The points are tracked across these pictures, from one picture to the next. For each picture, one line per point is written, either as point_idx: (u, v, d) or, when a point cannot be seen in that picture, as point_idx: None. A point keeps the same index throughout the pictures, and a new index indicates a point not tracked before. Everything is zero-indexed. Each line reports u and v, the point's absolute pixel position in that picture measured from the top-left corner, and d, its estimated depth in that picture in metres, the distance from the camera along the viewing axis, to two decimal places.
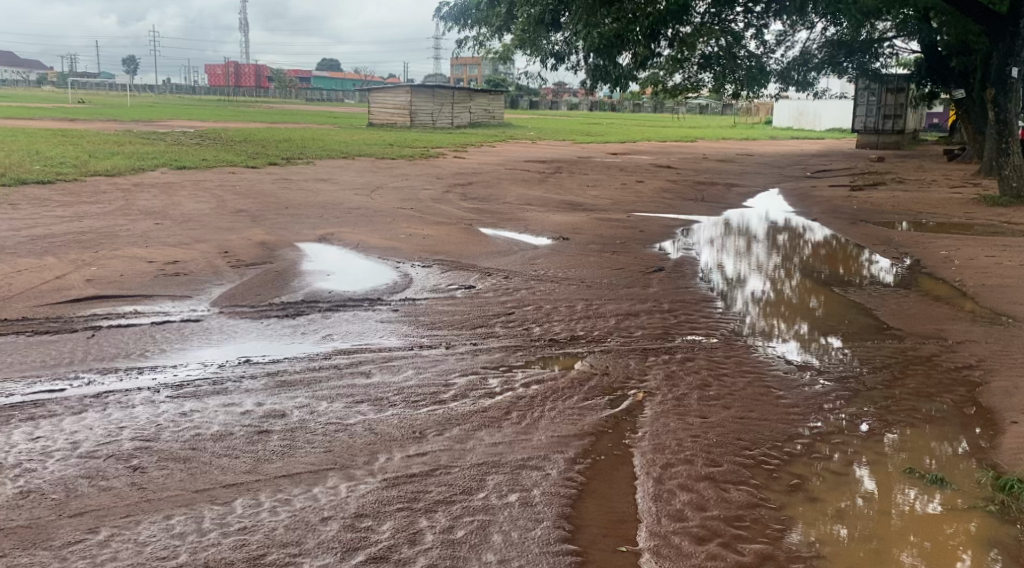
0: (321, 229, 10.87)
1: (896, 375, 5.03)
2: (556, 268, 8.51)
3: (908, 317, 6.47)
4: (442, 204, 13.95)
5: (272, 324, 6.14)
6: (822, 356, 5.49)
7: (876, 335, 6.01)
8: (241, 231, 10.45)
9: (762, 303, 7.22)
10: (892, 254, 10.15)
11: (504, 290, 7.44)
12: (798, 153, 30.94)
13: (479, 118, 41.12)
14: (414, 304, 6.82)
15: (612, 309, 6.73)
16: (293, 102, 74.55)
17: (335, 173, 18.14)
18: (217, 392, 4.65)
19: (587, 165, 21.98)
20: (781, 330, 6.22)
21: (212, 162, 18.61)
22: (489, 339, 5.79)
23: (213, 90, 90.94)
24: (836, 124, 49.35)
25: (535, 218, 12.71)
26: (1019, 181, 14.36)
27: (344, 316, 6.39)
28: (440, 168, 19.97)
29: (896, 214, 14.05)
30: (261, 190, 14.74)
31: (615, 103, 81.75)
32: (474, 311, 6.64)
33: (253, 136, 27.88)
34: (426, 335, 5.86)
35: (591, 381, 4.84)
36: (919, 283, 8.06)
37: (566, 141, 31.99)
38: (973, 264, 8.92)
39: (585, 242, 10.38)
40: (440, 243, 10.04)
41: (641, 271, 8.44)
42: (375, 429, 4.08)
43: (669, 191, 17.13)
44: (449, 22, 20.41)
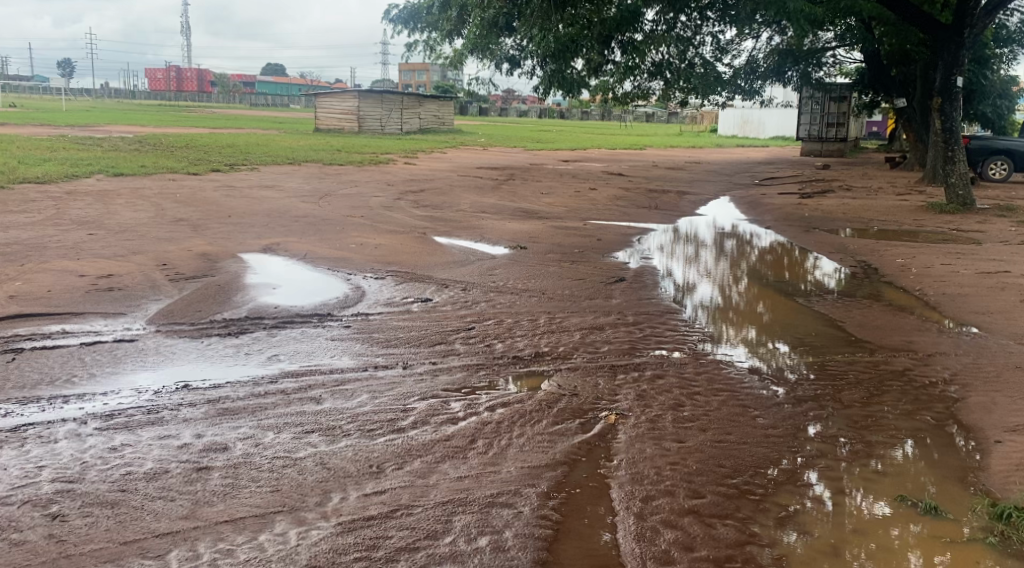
0: (266, 239, 10.40)
1: (870, 390, 4.90)
2: (515, 279, 8.23)
3: (875, 329, 6.38)
4: (393, 212, 13.57)
5: (213, 344, 5.71)
6: (793, 370, 5.33)
7: (843, 347, 5.89)
8: (181, 241, 9.93)
9: (724, 312, 7.09)
10: (848, 262, 10.13)
11: (462, 303, 7.13)
12: (746, 160, 31.34)
13: (429, 124, 40.73)
14: (368, 320, 6.45)
15: (575, 322, 6.47)
16: (236, 107, 73.09)
17: (281, 179, 17.57)
18: (152, 423, 4.22)
19: (539, 172, 21.78)
20: (747, 341, 6.07)
21: (151, 168, 17.88)
22: (449, 357, 5.46)
23: (154, 94, 88.54)
24: (780, 132, 50.24)
25: (489, 226, 12.41)
26: (965, 189, 14.56)
27: (293, 334, 6.00)
28: (390, 175, 19.54)
29: (848, 221, 14.14)
30: (203, 198, 14.14)
31: (564, 110, 82.03)
32: (432, 326, 6.31)
33: (194, 142, 27.03)
34: (381, 354, 5.50)
35: (558, 402, 4.56)
36: (879, 293, 8.03)
37: (517, 148, 31.82)
38: (931, 272, 8.92)
39: (542, 251, 10.13)
40: (392, 253, 9.66)
41: (602, 281, 8.21)
42: (328, 464, 3.73)
43: (623, 198, 17.03)
44: (398, 25, 19.99)
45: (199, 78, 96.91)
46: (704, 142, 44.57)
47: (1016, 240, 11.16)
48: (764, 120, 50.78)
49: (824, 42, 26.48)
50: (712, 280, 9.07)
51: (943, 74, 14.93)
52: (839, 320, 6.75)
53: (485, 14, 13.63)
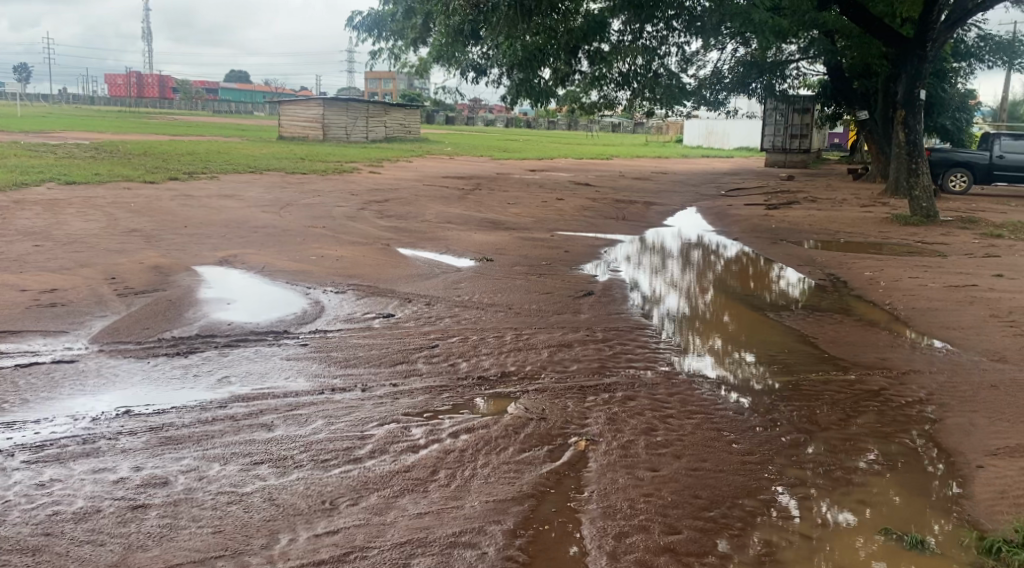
0: (223, 250, 10.03)
1: (846, 410, 4.75)
2: (480, 293, 8.00)
3: (849, 346, 6.26)
4: (357, 222, 13.25)
5: (160, 365, 5.39)
6: (768, 390, 5.16)
7: (818, 364, 5.75)
8: (133, 253, 9.53)
9: (696, 327, 6.93)
10: (817, 274, 10.06)
11: (426, 318, 6.87)
12: (711, 171, 31.48)
13: (395, 133, 40.39)
14: (326, 338, 6.16)
15: (543, 339, 6.25)
16: (198, 114, 71.99)
17: (242, 188, 17.17)
18: (87, 454, 3.91)
19: (505, 182, 21.57)
20: (719, 359, 5.90)
21: (106, 177, 17.34)
22: (411, 378, 5.20)
23: (114, 100, 86.87)
24: (744, 143, 50.73)
25: (455, 237, 12.17)
26: (929, 201, 14.68)
27: (245, 353, 5.70)
28: (354, 184, 19.20)
29: (814, 232, 14.15)
30: (160, 207, 13.69)
31: (531, 119, 82.14)
32: (393, 343, 6.04)
33: (153, 149, 26.40)
34: (339, 375, 5.23)
35: (525, 428, 4.33)
36: (849, 308, 7.95)
37: (484, 158, 31.60)
38: (899, 286, 8.87)
39: (509, 263, 9.91)
40: (354, 265, 9.36)
41: (570, 295, 8.01)
42: (276, 499, 3.45)
43: (590, 209, 16.91)
44: (363, 32, 19.67)
45: (160, 84, 95.26)
46: (670, 152, 44.77)
47: (980, 253, 11.22)
48: (728, 130, 51.27)
49: (788, 54, 26.72)
50: (680, 292, 8.91)
51: (907, 86, 15.03)
52: (812, 337, 6.62)
53: (450, 20, 13.38)
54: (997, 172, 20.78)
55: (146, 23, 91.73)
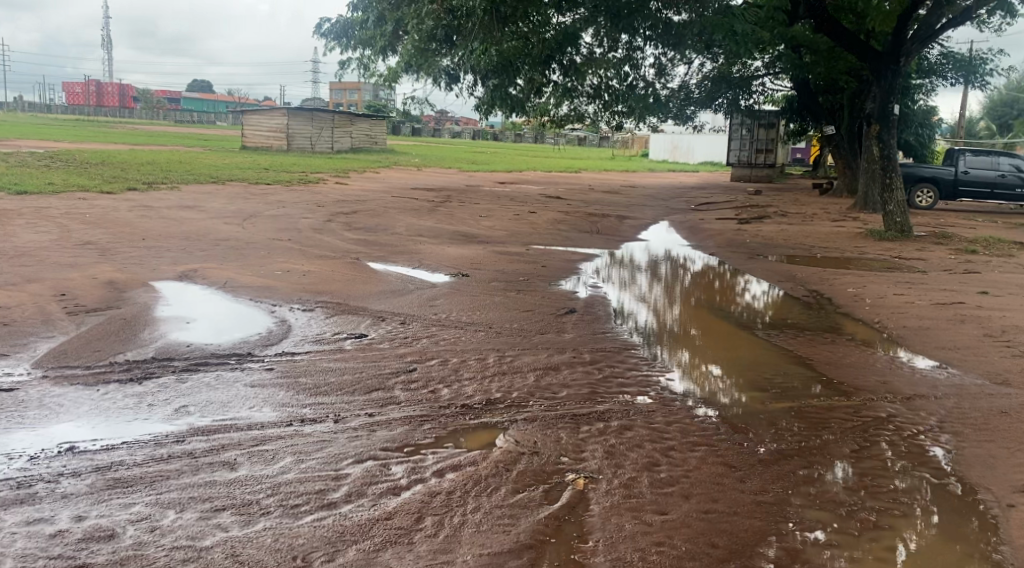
0: (183, 264, 9.51)
1: (856, 442, 4.47)
2: (457, 311, 7.61)
3: (848, 369, 5.99)
4: (325, 235, 12.76)
5: (111, 394, 4.90)
6: (772, 418, 4.84)
7: (818, 389, 5.46)
8: (85, 268, 8.97)
9: (682, 348, 6.62)
10: (800, 289, 9.84)
11: (401, 339, 6.46)
12: (681, 185, 31.49)
13: (361, 143, 39.87)
14: (295, 362, 5.72)
15: (527, 362, 5.86)
16: (160, 123, 70.63)
17: (203, 199, 16.54)
18: (21, 501, 3.43)
19: (476, 194, 21.22)
20: (714, 383, 5.57)
21: (59, 186, 16.60)
22: (388, 407, 4.78)
23: (72, 108, 85.12)
24: (709, 158, 51.11)
25: (428, 251, 11.76)
26: (903, 216, 14.62)
27: (205, 380, 5.23)
28: (320, 195, 18.69)
29: (790, 247, 14.02)
30: (116, 219, 13.05)
31: (497, 132, 82.04)
32: (367, 367, 5.61)
33: (110, 158, 25.58)
34: (309, 404, 4.80)
35: (517, 464, 3.94)
36: (837, 326, 7.72)
37: (452, 169, 31.23)
38: (885, 303, 8.69)
39: (485, 279, 9.53)
40: (322, 281, 8.90)
41: (551, 313, 7.66)
42: (241, 555, 3.03)
43: (563, 222, 16.62)
44: (330, 40, 19.22)
45: (120, 92, 93.59)
46: (637, 166, 44.83)
47: (959, 269, 11.12)
48: (693, 145, 51.63)
49: (755, 69, 26.84)
50: (661, 310, 8.59)
51: (882, 101, 15.02)
52: (806, 357, 6.35)
53: (422, 26, 12.94)
54: (963, 187, 21.03)
55: (107, 29, 89.79)
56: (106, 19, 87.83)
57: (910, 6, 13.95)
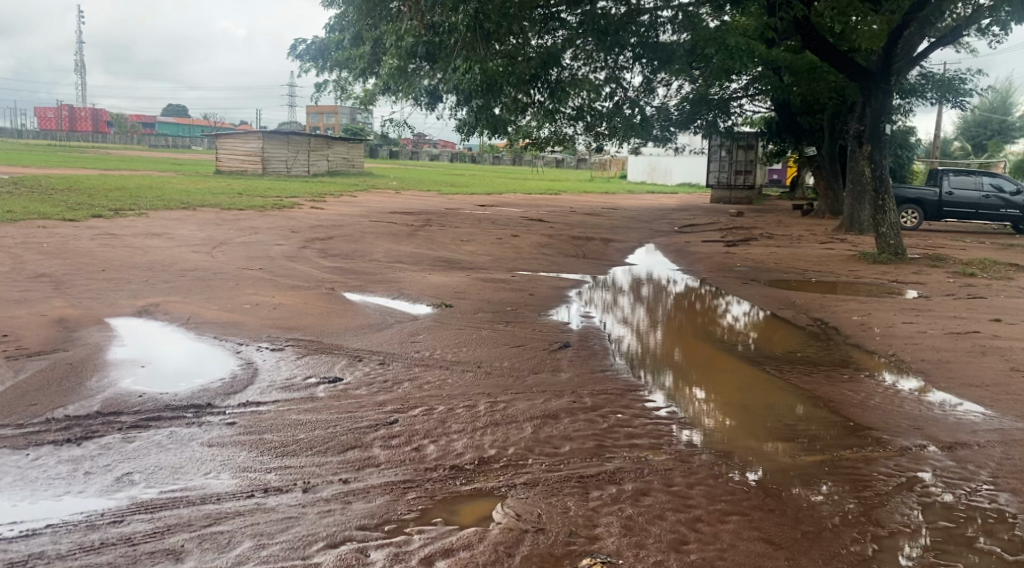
0: (143, 298, 8.83)
1: (894, 499, 4.01)
2: (441, 347, 6.99)
3: (871, 413, 5.51)
4: (298, 263, 12.10)
5: (42, 458, 4.22)
6: (790, 465, 4.43)
7: (849, 440, 4.93)
8: (35, 303, 8.25)
9: (671, 379, 6.33)
10: (803, 316, 9.32)
11: (380, 383, 5.82)
12: (662, 206, 31.16)
13: (338, 166, 39.28)
14: (260, 415, 5.05)
15: (522, 410, 5.25)
16: (132, 148, 69.61)
17: (171, 226, 15.82)
18: None
19: (456, 217, 20.69)
20: (731, 432, 5.03)
21: (19, 213, 15.80)
22: (366, 471, 4.16)
23: (43, 133, 83.92)
24: (687, 178, 51.05)
25: (408, 278, 11.15)
26: (897, 238, 14.25)
27: (156, 439, 4.56)
28: (296, 220, 18.03)
29: (783, 270, 13.57)
30: (75, 248, 12.30)
31: (474, 154, 81.86)
32: (342, 420, 4.96)
33: (77, 184, 24.75)
34: (273, 470, 4.15)
35: (520, 547, 3.35)
36: (851, 359, 7.18)
37: (431, 192, 30.67)
38: (897, 332, 8.19)
39: (470, 310, 8.93)
40: (295, 315, 8.24)
41: (544, 349, 7.07)
42: None
43: (547, 246, 16.09)
44: (306, 62, 18.67)
45: (93, 116, 92.47)
46: (618, 187, 44.57)
47: (962, 293, 10.67)
48: (672, 166, 51.63)
49: (734, 91, 26.67)
50: (659, 341, 8.03)
51: (872, 120, 14.61)
52: (812, 392, 6.02)
53: (401, 43, 12.39)
54: (947, 208, 20.74)
55: (80, 54, 88.72)
56: (80, 45, 86.77)
57: (901, 24, 13.57)
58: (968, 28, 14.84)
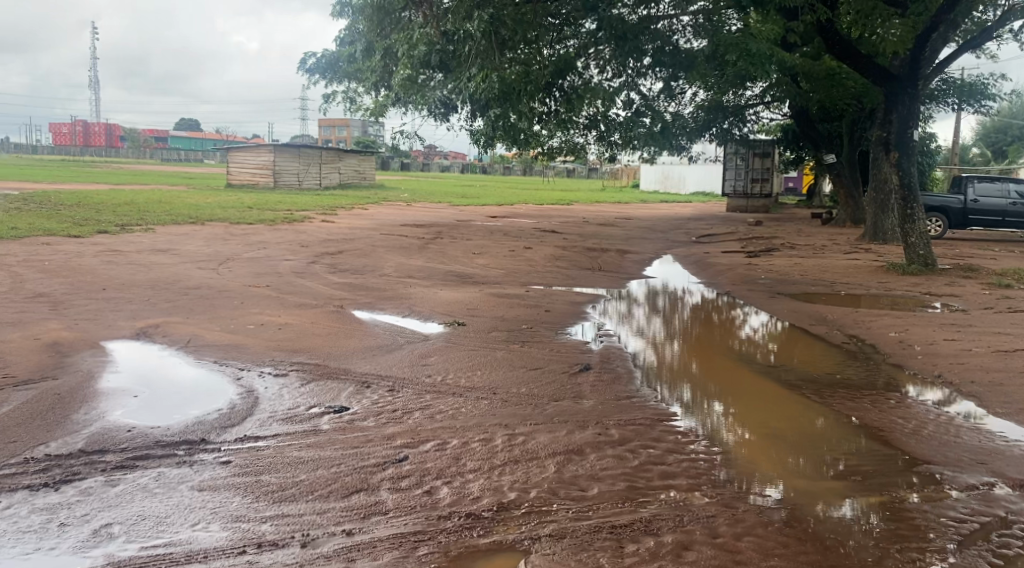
0: (143, 319, 8.46)
1: (948, 538, 3.70)
2: (454, 371, 6.56)
3: (921, 441, 5.10)
4: (306, 279, 11.72)
5: (11, 507, 3.80)
6: (846, 510, 3.99)
7: (907, 476, 4.49)
8: (30, 325, 7.90)
9: (690, 396, 6.13)
10: (834, 332, 8.85)
11: (390, 412, 5.39)
12: (677, 216, 30.67)
13: (349, 178, 39.03)
14: (258, 452, 4.62)
15: (544, 444, 4.80)
16: (144, 163, 69.71)
17: (178, 241, 15.50)
18: None
19: (468, 230, 20.30)
20: (778, 466, 4.60)
21: (23, 230, 15.53)
22: (372, 520, 3.73)
23: (57, 148, 84.27)
24: (701, 187, 50.53)
25: (419, 294, 10.74)
26: (927, 248, 13.77)
27: (141, 483, 4.13)
28: (305, 234, 17.67)
29: (808, 282, 13.10)
30: (77, 265, 11.97)
31: (485, 166, 81.58)
32: (347, 457, 4.54)
33: (86, 199, 24.50)
34: (269, 520, 3.72)
35: None
36: (888, 382, 6.70)
37: (442, 204, 30.32)
38: (940, 350, 7.70)
39: (484, 328, 8.51)
40: (301, 336, 7.83)
41: (563, 372, 6.63)
42: None
43: (561, 258, 15.66)
44: (316, 75, 18.35)
45: (106, 131, 93.02)
46: (631, 197, 44.06)
47: (1001, 306, 10.19)
48: (686, 175, 51.14)
49: (749, 99, 26.24)
50: (682, 359, 7.59)
51: (899, 127, 14.07)
52: (837, 405, 5.90)
53: (413, 52, 12.04)
54: (972, 216, 20.13)
55: (94, 69, 89.13)
56: (95, 61, 87.20)
57: (929, 27, 13.09)
58: (997, 29, 14.32)
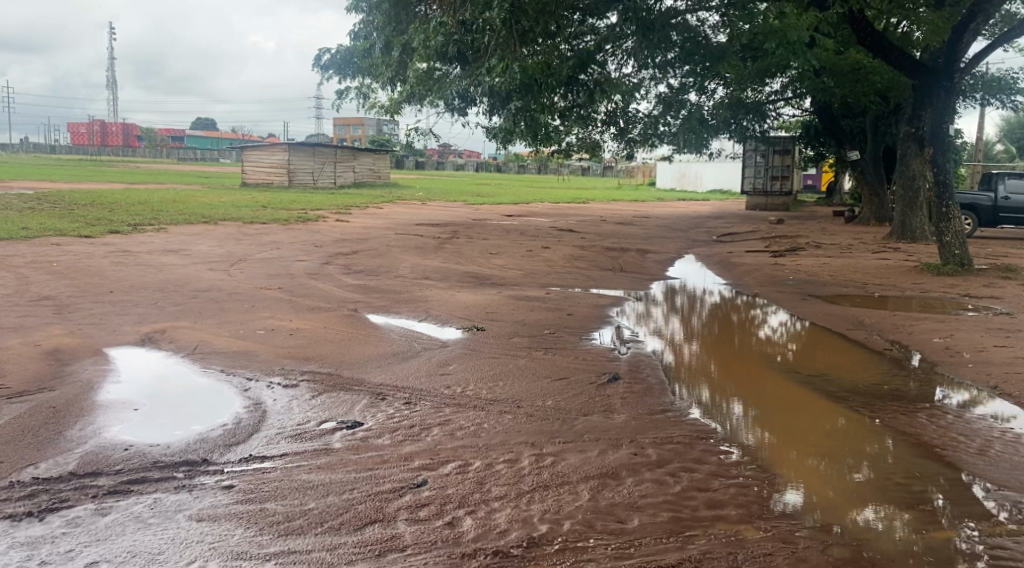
0: (149, 324, 8.13)
1: (985, 556, 3.54)
2: (474, 381, 6.17)
3: (984, 461, 4.69)
4: (320, 280, 11.37)
5: None
6: (908, 545, 3.61)
7: (971, 504, 4.10)
8: (31, 330, 7.58)
9: (729, 406, 5.79)
10: (875, 338, 8.38)
11: (405, 428, 4.99)
12: (696, 215, 30.17)
13: (364, 177, 38.76)
14: (263, 476, 4.24)
15: (575, 466, 4.39)
16: (160, 162, 69.79)
17: (190, 241, 15.21)
18: None
19: (484, 229, 19.90)
20: (827, 490, 4.23)
21: (34, 230, 15.29)
22: (388, 559, 3.34)
23: (74, 148, 84.66)
24: (718, 185, 49.94)
25: (436, 297, 10.37)
26: (963, 248, 13.24)
27: (134, 512, 3.76)
28: (319, 234, 17.33)
29: (838, 283, 12.62)
30: (85, 266, 11.67)
31: (500, 164, 81.22)
32: (360, 481, 4.15)
33: (99, 199, 24.30)
34: (271, 559, 3.33)
35: None
36: (927, 392, 6.30)
37: (457, 203, 29.97)
38: (992, 358, 7.23)
39: (504, 334, 8.11)
40: (314, 342, 7.48)
41: (591, 382, 6.22)
42: None
43: (581, 258, 15.22)
44: (329, 71, 18.00)
45: (124, 132, 93.42)
46: (647, 195, 43.51)
47: None
48: (703, 173, 50.59)
49: (770, 95, 25.71)
50: (712, 365, 7.21)
51: (933, 121, 13.49)
52: (861, 407, 5.81)
53: (429, 43, 11.62)
54: (1003, 214, 19.55)
55: (112, 69, 89.35)
56: (112, 61, 87.36)
57: (966, 17, 12.56)
58: None
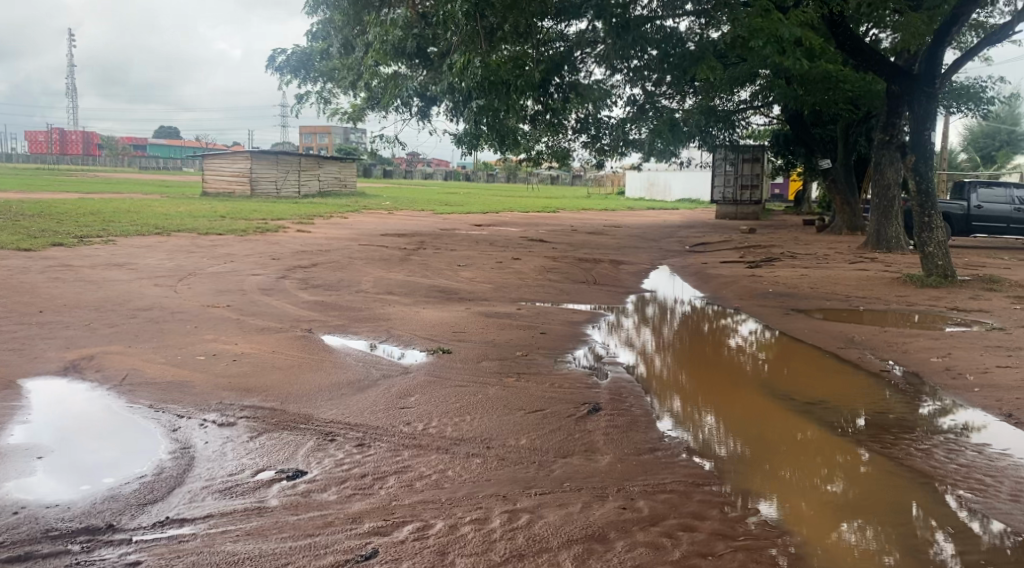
0: (77, 349, 7.30)
1: None
2: (438, 415, 5.47)
3: (1015, 507, 4.14)
4: (273, 297, 10.59)
5: None
6: None
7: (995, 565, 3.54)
8: None
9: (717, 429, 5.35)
10: (869, 358, 7.80)
11: (355, 479, 4.27)
12: (667, 224, 29.78)
13: (329, 186, 37.83)
14: (179, 547, 3.49)
15: (555, 525, 3.72)
16: (120, 171, 68.07)
17: (139, 254, 14.31)
18: None
19: (452, 239, 19.19)
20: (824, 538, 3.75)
21: None
22: None
23: (31, 157, 82.26)
24: (687, 194, 49.73)
25: (398, 314, 9.65)
26: (945, 258, 12.82)
27: None
28: (279, 246, 16.51)
29: (820, 296, 12.13)
30: (19, 283, 10.77)
31: (469, 174, 80.39)
32: (296, 555, 3.42)
33: (49, 210, 23.14)
34: None
35: None
36: (937, 422, 5.70)
37: (425, 212, 29.23)
38: (999, 381, 6.69)
39: (471, 356, 7.43)
40: (260, 368, 6.74)
41: (569, 415, 5.55)
42: None
43: (553, 270, 14.58)
44: (287, 74, 17.20)
45: (85, 139, 91.15)
46: (618, 204, 43.07)
47: None
48: (671, 182, 50.39)
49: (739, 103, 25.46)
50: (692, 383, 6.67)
51: (913, 128, 13.09)
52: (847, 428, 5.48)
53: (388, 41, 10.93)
54: (976, 223, 19.30)
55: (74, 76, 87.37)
56: (71, 68, 85.30)
57: (949, 21, 12.19)
58: None
